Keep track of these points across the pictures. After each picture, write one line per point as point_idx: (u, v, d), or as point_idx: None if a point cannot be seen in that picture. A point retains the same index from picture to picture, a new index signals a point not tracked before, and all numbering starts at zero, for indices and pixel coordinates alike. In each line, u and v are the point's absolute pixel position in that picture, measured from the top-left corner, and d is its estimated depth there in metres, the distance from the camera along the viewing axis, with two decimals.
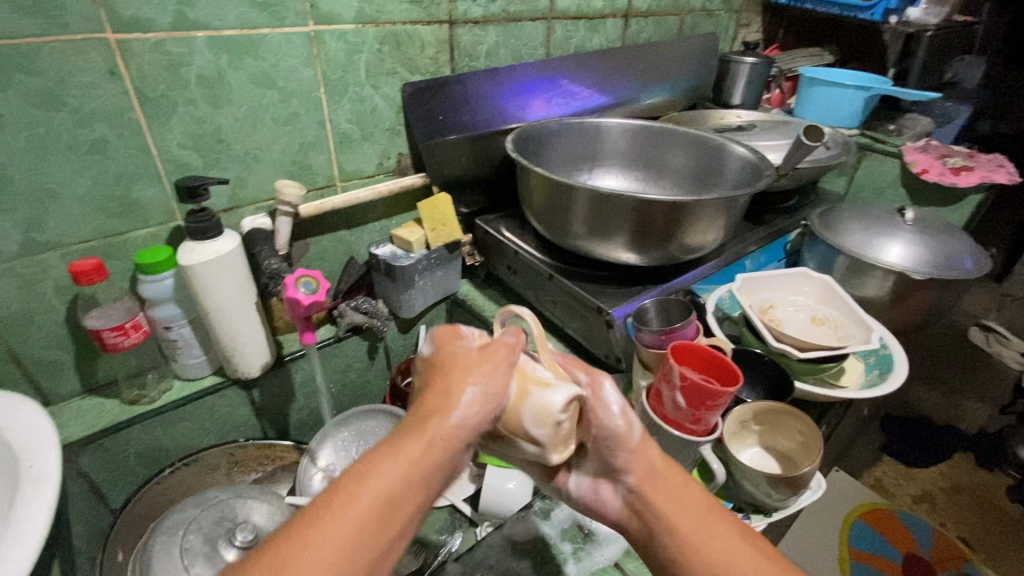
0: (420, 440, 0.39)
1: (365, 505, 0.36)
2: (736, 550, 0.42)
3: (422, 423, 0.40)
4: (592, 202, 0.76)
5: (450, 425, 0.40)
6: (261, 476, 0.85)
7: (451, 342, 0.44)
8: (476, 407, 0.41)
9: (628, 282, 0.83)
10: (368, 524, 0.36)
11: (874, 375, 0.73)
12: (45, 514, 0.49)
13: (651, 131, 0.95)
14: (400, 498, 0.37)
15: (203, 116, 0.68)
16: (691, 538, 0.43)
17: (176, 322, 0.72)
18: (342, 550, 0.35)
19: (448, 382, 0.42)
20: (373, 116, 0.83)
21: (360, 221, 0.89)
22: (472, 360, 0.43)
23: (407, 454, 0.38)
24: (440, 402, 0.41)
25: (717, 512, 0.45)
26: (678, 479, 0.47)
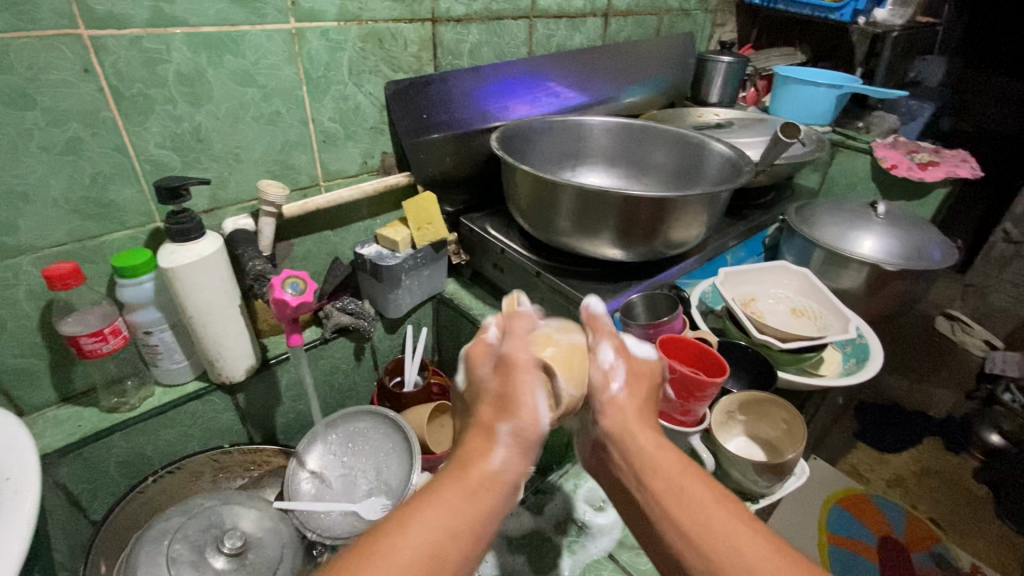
0: (463, 484, 0.42)
1: (412, 552, 0.36)
2: (704, 502, 0.42)
3: (464, 467, 0.43)
4: (578, 198, 0.77)
5: (490, 470, 0.43)
6: (247, 482, 0.84)
7: (477, 368, 0.50)
8: (511, 446, 0.45)
9: (614, 278, 0.84)
10: (418, 570, 0.36)
11: (851, 363, 0.76)
12: (26, 527, 0.48)
13: (632, 128, 0.97)
14: (447, 548, 0.37)
15: (183, 115, 0.66)
16: (658, 496, 0.44)
17: (157, 327, 0.70)
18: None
19: (487, 422, 0.46)
20: (356, 114, 0.82)
21: (344, 221, 0.88)
22: (499, 390, 0.48)
23: (452, 497, 0.40)
24: (479, 446, 0.45)
25: (687, 468, 0.45)
26: (651, 437, 0.48)
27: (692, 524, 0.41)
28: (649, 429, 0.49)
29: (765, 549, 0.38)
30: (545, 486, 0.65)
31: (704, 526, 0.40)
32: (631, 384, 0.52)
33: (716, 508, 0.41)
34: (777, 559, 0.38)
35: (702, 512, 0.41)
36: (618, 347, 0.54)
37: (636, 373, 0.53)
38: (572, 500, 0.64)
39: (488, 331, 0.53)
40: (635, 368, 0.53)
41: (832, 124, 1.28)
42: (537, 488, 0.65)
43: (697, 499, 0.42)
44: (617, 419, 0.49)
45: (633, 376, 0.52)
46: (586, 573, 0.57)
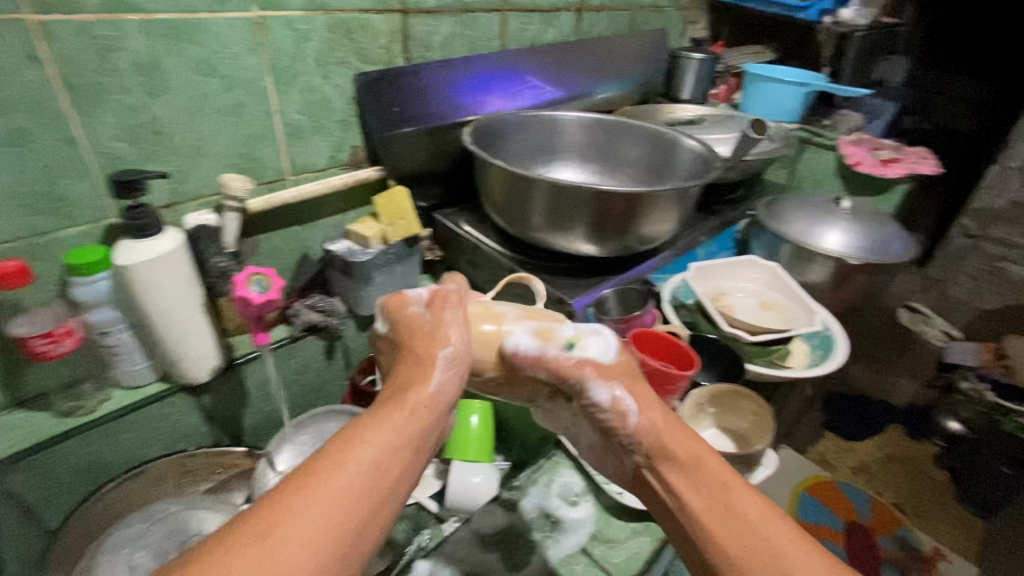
0: (402, 403, 0.43)
1: (359, 466, 0.38)
2: (758, 517, 0.41)
3: (403, 392, 0.44)
4: (551, 194, 0.77)
5: (429, 392, 0.45)
6: (214, 486, 0.80)
7: (405, 312, 0.51)
8: (447, 368, 0.47)
9: (588, 273, 0.84)
10: (358, 483, 0.38)
11: (818, 356, 0.78)
12: None
13: (605, 124, 0.97)
14: (392, 458, 0.40)
15: (139, 106, 0.64)
16: (706, 512, 0.42)
17: (114, 327, 0.67)
18: (335, 506, 0.36)
19: (419, 352, 0.48)
20: (324, 106, 0.80)
21: (313, 217, 0.86)
22: (430, 324, 0.50)
23: (396, 417, 0.42)
24: (416, 373, 0.46)
25: (734, 480, 0.43)
26: (691, 446, 0.45)
27: (743, 542, 0.40)
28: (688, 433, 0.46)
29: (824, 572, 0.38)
30: (519, 482, 0.65)
31: (759, 547, 0.39)
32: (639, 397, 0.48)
33: (771, 528, 0.40)
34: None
35: (749, 530, 0.40)
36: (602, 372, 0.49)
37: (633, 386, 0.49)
38: (546, 495, 0.64)
39: (414, 291, 0.53)
40: (620, 377, 0.49)
41: (800, 122, 1.31)
42: (511, 484, 0.65)
43: (750, 514, 0.41)
44: (653, 430, 0.46)
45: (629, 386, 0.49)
46: (560, 568, 0.57)
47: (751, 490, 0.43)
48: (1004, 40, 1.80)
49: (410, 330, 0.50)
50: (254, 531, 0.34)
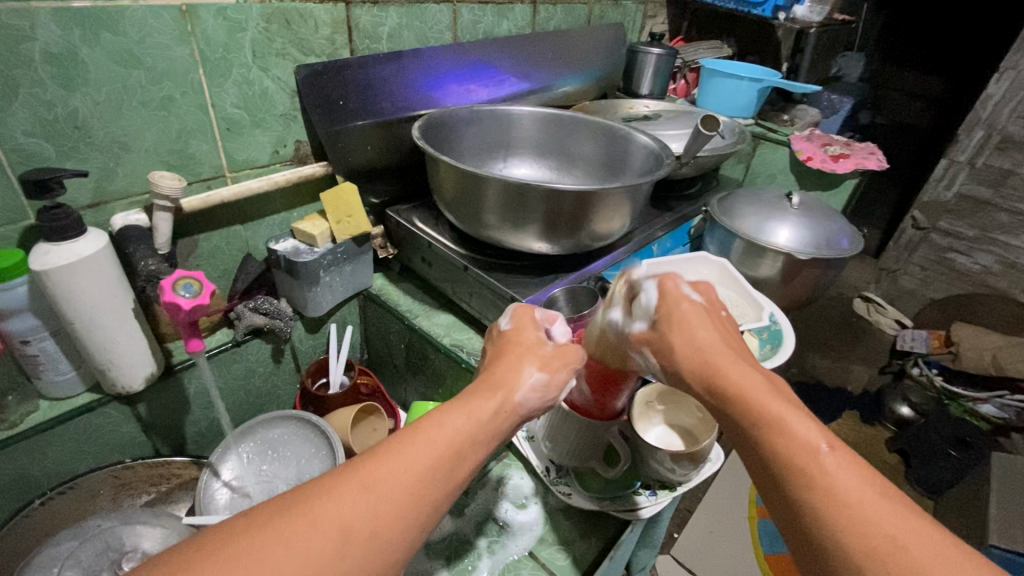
0: (490, 399, 0.44)
1: (440, 447, 0.39)
2: (813, 447, 0.37)
3: (493, 388, 0.45)
4: (502, 190, 0.76)
5: (516, 400, 0.45)
6: (154, 497, 0.77)
7: (529, 327, 0.53)
8: (541, 382, 0.47)
9: (542, 270, 0.83)
10: (437, 465, 0.38)
11: (767, 350, 0.75)
12: None
13: (560, 119, 0.96)
14: (467, 450, 0.40)
15: (55, 100, 0.59)
16: (752, 428, 0.39)
17: (35, 336, 0.63)
18: (413, 482, 0.37)
19: (517, 360, 0.48)
20: (263, 100, 0.76)
21: (256, 215, 0.83)
22: (542, 348, 0.50)
23: (482, 412, 0.42)
24: (509, 373, 0.47)
25: (789, 413, 0.39)
26: (744, 382, 0.41)
27: (789, 475, 0.37)
28: (744, 370, 0.42)
29: (876, 505, 0.34)
30: (467, 486, 0.65)
31: (807, 477, 0.36)
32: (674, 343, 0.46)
33: (824, 461, 0.36)
34: (872, 492, 0.35)
35: (793, 447, 0.37)
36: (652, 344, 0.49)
37: (664, 338, 0.47)
38: (494, 499, 0.64)
39: (552, 319, 0.56)
40: (652, 340, 0.49)
41: (756, 117, 1.32)
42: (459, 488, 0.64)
43: (804, 448, 0.37)
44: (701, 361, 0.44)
45: (657, 343, 0.48)
46: (505, 573, 0.57)
47: (809, 422, 0.38)
48: (953, 38, 1.86)
49: (523, 339, 0.51)
50: (341, 486, 0.35)
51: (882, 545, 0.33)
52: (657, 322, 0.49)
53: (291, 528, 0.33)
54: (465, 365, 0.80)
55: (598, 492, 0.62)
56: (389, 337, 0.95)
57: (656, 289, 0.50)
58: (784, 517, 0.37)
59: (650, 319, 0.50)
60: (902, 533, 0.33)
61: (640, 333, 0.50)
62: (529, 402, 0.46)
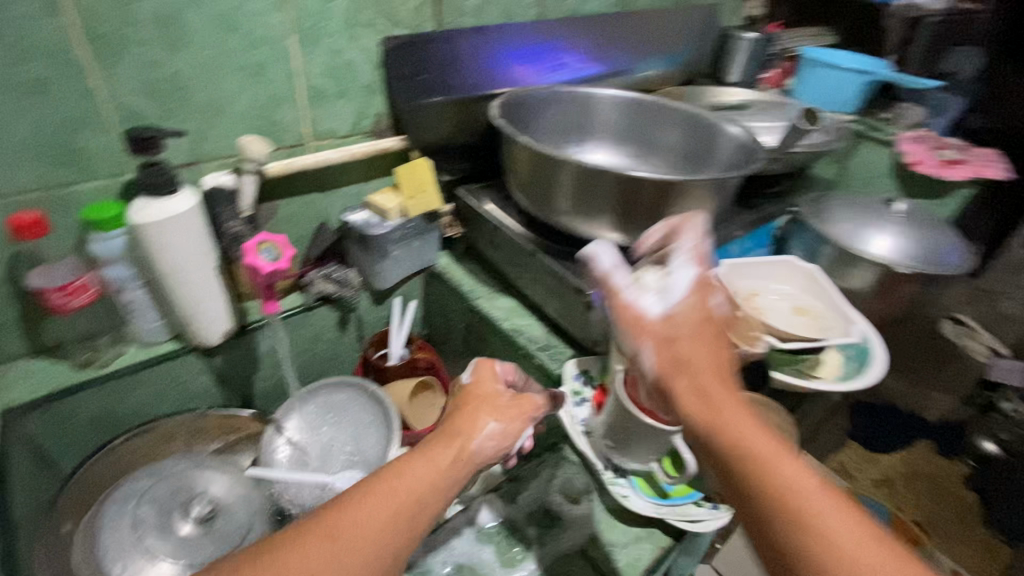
0: (447, 450, 0.47)
1: (400, 498, 0.42)
2: (799, 486, 0.37)
3: (451, 437, 0.48)
4: (577, 174, 0.74)
5: (473, 447, 0.48)
6: (222, 446, 0.80)
7: (489, 375, 0.56)
8: (495, 433, 0.50)
9: (614, 263, 0.80)
10: (397, 513, 0.41)
11: (851, 369, 0.68)
12: None
13: (644, 105, 0.91)
14: (427, 498, 0.43)
15: (159, 60, 0.62)
16: (739, 466, 0.39)
17: (129, 284, 0.67)
18: (376, 532, 0.40)
19: (475, 412, 0.51)
20: (349, 70, 0.77)
21: (334, 185, 0.84)
22: (501, 400, 0.53)
23: (440, 461, 0.46)
24: (466, 424, 0.50)
25: (772, 449, 0.39)
26: (728, 414, 0.41)
27: (781, 517, 0.37)
28: (731, 402, 0.42)
29: (869, 548, 0.35)
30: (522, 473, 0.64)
31: (800, 519, 0.36)
32: (672, 353, 0.45)
33: (812, 502, 0.37)
34: (861, 531, 0.36)
35: (785, 488, 0.37)
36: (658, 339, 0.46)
37: (669, 343, 0.45)
38: (547, 489, 0.62)
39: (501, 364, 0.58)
40: (657, 334, 0.46)
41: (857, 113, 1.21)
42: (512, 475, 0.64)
43: (791, 488, 0.37)
44: (693, 391, 0.43)
45: (661, 346, 0.46)
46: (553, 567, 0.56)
47: (794, 460, 0.39)
48: None
49: (480, 391, 0.54)
50: (305, 540, 0.39)
51: None
52: (669, 317, 0.47)
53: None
54: (524, 352, 0.79)
55: (657, 498, 0.60)
56: (450, 315, 0.95)
57: (687, 282, 0.49)
58: (776, 558, 0.37)
59: (665, 308, 0.47)
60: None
61: (647, 322, 0.47)
62: (485, 450, 0.49)
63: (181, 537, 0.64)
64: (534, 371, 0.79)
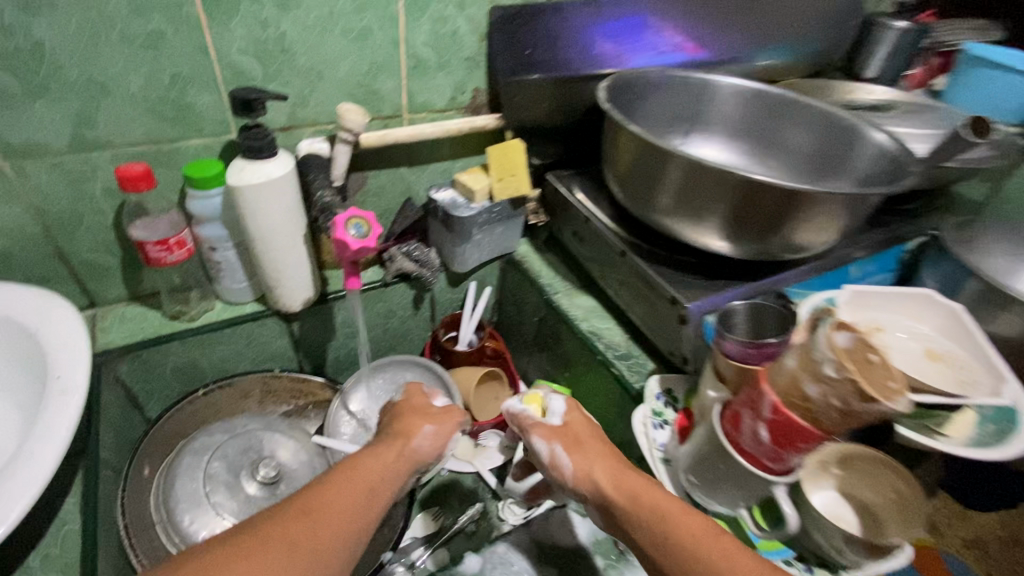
0: (391, 447, 0.56)
1: (358, 485, 0.51)
2: (697, 538, 0.45)
3: (394, 437, 0.57)
4: (686, 172, 0.66)
5: (414, 447, 0.57)
6: (291, 410, 0.82)
7: (418, 395, 0.64)
8: (433, 436, 0.58)
9: (715, 273, 0.72)
10: (356, 496, 0.50)
11: (989, 432, 0.55)
12: (65, 434, 0.51)
13: (768, 97, 0.81)
14: (379, 482, 0.52)
15: (268, 20, 0.61)
16: (653, 531, 0.46)
17: (221, 244, 0.68)
18: (344, 510, 0.48)
19: (412, 420, 0.60)
20: (452, 40, 0.73)
21: (423, 160, 0.81)
22: (432, 408, 0.62)
23: (387, 457, 0.55)
24: (408, 429, 0.58)
25: (669, 507, 0.47)
26: (626, 484, 0.50)
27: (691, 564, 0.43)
28: (635, 474, 0.51)
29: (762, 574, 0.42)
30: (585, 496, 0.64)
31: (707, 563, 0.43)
32: (576, 451, 0.54)
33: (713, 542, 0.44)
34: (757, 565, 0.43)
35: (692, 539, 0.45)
36: (569, 443, 0.55)
37: (576, 445, 0.54)
38: None
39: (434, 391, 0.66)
40: (561, 437, 0.55)
41: None
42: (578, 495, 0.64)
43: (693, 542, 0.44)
44: (611, 479, 0.51)
45: (569, 444, 0.55)
46: None
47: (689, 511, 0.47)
48: None
49: (411, 405, 0.62)
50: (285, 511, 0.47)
51: None
52: (565, 425, 0.57)
53: (255, 546, 0.43)
54: (601, 358, 0.73)
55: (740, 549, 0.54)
56: (524, 306, 0.90)
57: (563, 398, 0.59)
58: None
59: (559, 419, 0.57)
60: None
61: (552, 429, 0.56)
62: (424, 448, 0.58)
63: (247, 496, 0.66)
64: (610, 380, 0.73)
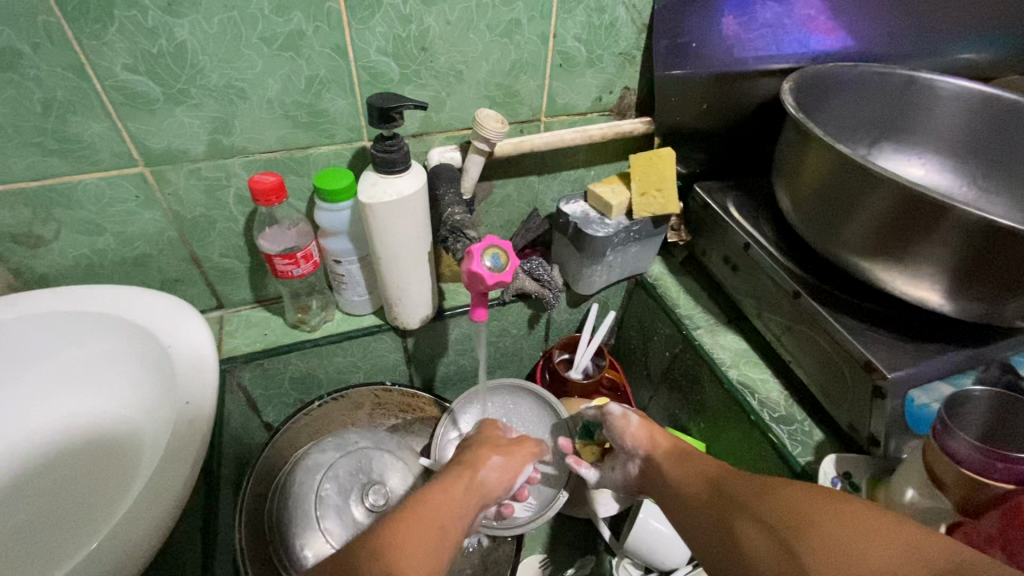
0: (460, 478, 0.52)
1: (430, 517, 0.45)
2: (773, 504, 0.42)
3: (463, 466, 0.54)
4: (900, 202, 0.51)
5: (481, 478, 0.53)
6: (399, 424, 0.77)
7: (490, 429, 0.62)
8: (500, 466, 0.55)
9: (917, 331, 0.57)
10: (430, 529, 0.44)
11: None
12: (191, 461, 0.49)
13: (1017, 110, 0.62)
14: (448, 511, 0.47)
15: (411, 15, 0.54)
16: (736, 520, 0.43)
17: (346, 258, 0.64)
18: (424, 542, 0.42)
19: (479, 452, 0.57)
20: (608, 33, 0.62)
21: (555, 168, 0.72)
22: (503, 441, 0.59)
23: (454, 489, 0.50)
24: (472, 461, 0.55)
25: (743, 492, 0.44)
26: (697, 469, 0.51)
27: (778, 518, 0.40)
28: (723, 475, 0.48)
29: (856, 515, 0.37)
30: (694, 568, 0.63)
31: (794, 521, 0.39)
32: (642, 417, 0.60)
33: (786, 495, 0.42)
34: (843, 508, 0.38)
35: (779, 504, 0.41)
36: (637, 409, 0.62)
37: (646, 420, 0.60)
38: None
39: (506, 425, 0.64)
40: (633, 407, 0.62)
41: None
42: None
43: (775, 506, 0.41)
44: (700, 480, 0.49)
45: (644, 418, 0.60)
46: None
47: (762, 488, 0.44)
48: None
49: (482, 438, 0.60)
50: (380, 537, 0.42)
51: (891, 541, 0.35)
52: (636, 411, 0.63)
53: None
54: (753, 419, 0.62)
55: None
56: (651, 335, 0.80)
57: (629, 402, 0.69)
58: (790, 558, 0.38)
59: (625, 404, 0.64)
60: (891, 529, 0.36)
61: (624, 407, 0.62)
62: (491, 480, 0.54)
63: (354, 520, 0.65)
64: (762, 444, 0.62)
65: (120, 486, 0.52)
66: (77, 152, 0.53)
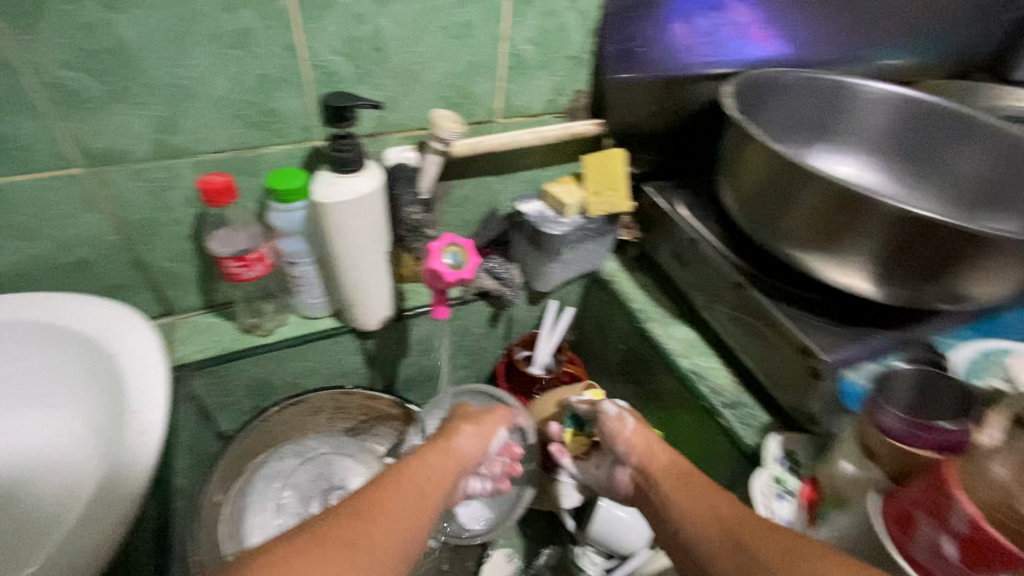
0: (434, 446, 0.52)
1: (405, 485, 0.46)
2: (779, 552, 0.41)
3: (437, 437, 0.54)
4: (830, 195, 0.55)
5: (456, 446, 0.54)
6: (355, 426, 0.77)
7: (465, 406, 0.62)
8: (473, 433, 0.56)
9: (847, 315, 0.61)
10: (409, 506, 0.44)
11: None
12: (143, 470, 0.47)
13: (924, 109, 0.70)
14: (426, 483, 0.48)
15: (364, 15, 0.54)
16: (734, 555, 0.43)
17: (301, 259, 0.63)
18: (402, 520, 0.43)
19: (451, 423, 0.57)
20: (558, 36, 0.64)
21: (512, 168, 0.74)
22: (473, 412, 0.60)
23: (428, 456, 0.51)
24: (447, 432, 0.55)
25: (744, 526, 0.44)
26: (684, 480, 0.52)
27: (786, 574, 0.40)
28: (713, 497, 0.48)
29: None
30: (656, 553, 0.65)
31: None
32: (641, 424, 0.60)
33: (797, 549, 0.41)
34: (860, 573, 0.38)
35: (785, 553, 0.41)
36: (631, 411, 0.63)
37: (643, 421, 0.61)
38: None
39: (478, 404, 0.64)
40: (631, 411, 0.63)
41: None
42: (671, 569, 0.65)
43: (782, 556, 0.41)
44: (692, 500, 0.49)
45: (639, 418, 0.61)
46: None
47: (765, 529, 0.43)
48: None
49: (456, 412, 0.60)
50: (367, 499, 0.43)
51: None
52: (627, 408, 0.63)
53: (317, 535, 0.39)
54: (704, 404, 0.65)
55: None
56: (608, 330, 0.82)
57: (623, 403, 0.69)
58: None
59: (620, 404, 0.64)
60: None
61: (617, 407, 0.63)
62: (466, 449, 0.54)
63: None
64: (714, 428, 0.65)
65: (76, 498, 0.51)
66: (8, 152, 0.50)
